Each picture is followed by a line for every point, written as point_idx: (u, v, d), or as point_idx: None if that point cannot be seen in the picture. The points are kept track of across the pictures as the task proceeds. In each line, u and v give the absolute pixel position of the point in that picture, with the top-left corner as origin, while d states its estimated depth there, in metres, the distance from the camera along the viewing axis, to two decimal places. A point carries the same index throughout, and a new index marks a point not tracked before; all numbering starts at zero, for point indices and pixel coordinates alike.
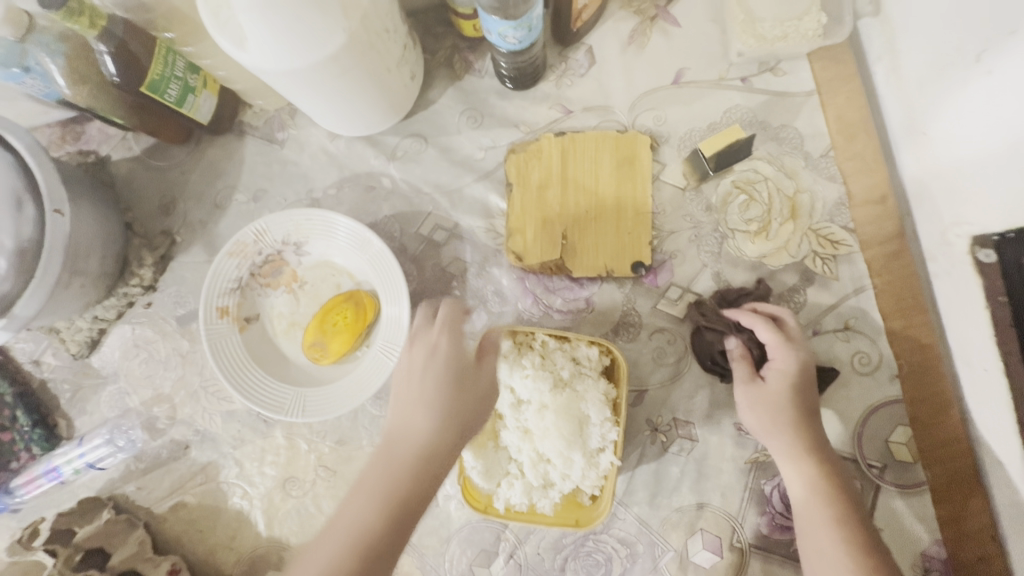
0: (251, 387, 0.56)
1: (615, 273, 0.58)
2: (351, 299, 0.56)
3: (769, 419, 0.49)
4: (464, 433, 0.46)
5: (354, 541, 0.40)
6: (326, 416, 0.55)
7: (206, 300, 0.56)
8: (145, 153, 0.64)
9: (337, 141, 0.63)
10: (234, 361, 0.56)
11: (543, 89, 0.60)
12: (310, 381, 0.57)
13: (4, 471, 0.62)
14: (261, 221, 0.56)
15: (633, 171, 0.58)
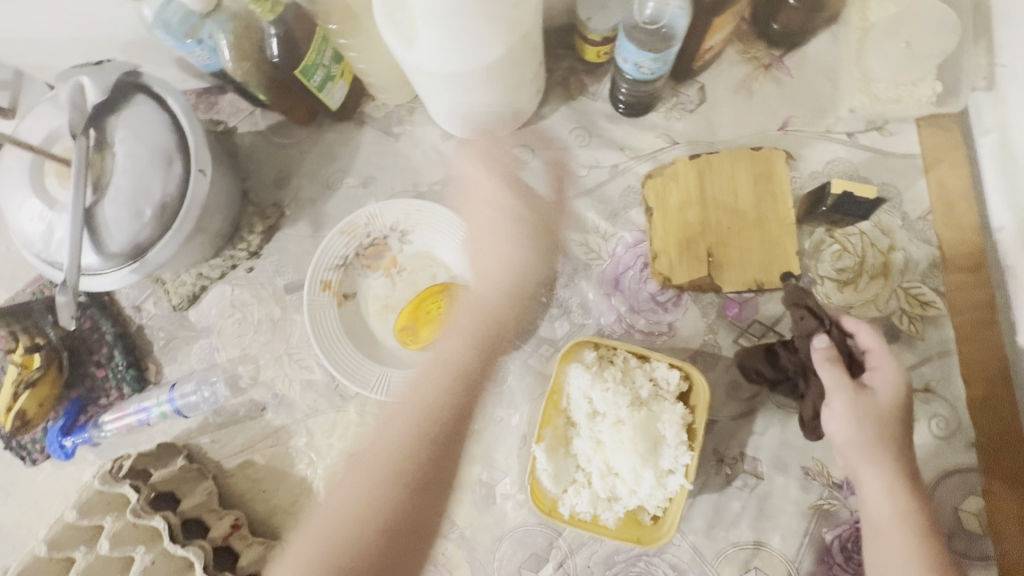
0: (343, 361, 0.58)
1: (765, 286, 0.59)
2: (449, 290, 0.59)
3: (874, 442, 0.48)
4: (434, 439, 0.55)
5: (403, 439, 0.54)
6: (409, 397, 0.57)
7: (313, 273, 0.59)
8: (270, 129, 0.69)
9: (449, 141, 0.66)
10: (330, 334, 0.59)
11: (652, 118, 0.63)
12: (396, 363, 0.59)
13: (95, 406, 0.66)
14: (375, 206, 0.60)
15: (737, 205, 0.60)
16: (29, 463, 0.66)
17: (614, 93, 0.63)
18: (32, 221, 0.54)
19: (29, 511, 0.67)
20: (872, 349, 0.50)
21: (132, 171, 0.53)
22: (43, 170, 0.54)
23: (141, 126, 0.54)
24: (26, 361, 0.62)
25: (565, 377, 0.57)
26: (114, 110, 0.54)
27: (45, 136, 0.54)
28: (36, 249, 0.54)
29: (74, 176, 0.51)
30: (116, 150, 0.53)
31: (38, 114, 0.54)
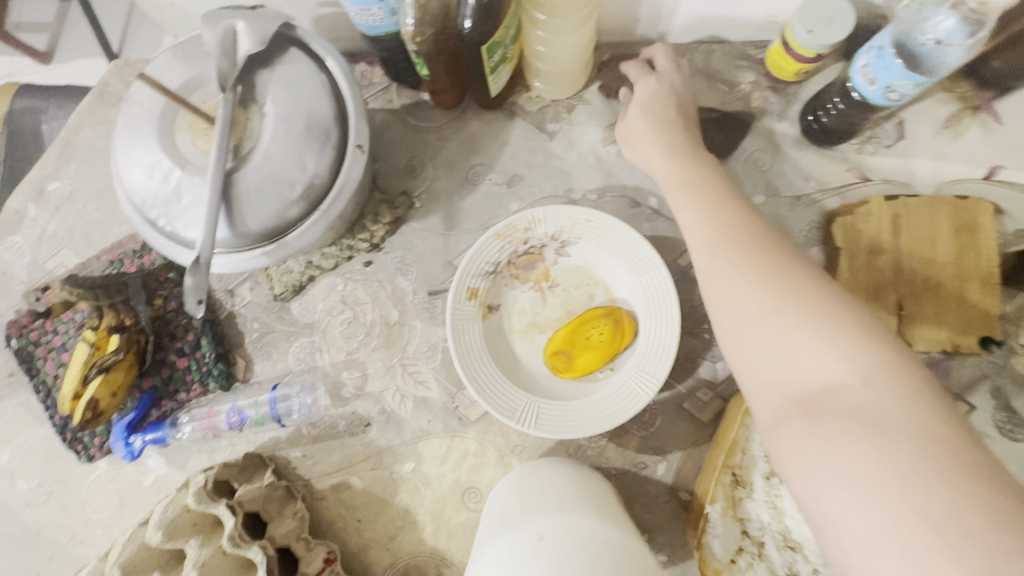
0: (486, 384, 0.50)
1: (961, 349, 0.53)
2: (612, 315, 0.51)
3: (784, 308, 0.37)
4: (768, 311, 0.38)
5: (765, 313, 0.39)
6: (561, 434, 0.49)
7: (461, 277, 0.51)
8: (405, 108, 0.61)
9: (610, 147, 0.59)
10: (472, 350, 0.51)
11: (843, 149, 0.57)
12: (542, 391, 0.52)
13: (170, 400, 0.57)
14: (539, 209, 0.52)
15: (934, 256, 0.54)
16: (84, 459, 0.57)
17: (808, 111, 0.56)
18: (153, 180, 0.45)
19: (72, 515, 0.58)
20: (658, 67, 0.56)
21: (285, 138, 0.45)
22: (174, 122, 0.45)
23: (299, 88, 0.46)
24: (100, 342, 0.52)
25: (742, 431, 0.50)
26: (267, 63, 0.47)
27: (182, 81, 0.46)
28: (151, 213, 0.46)
29: (218, 134, 0.44)
30: (267, 109, 0.45)
31: (174, 56, 0.47)
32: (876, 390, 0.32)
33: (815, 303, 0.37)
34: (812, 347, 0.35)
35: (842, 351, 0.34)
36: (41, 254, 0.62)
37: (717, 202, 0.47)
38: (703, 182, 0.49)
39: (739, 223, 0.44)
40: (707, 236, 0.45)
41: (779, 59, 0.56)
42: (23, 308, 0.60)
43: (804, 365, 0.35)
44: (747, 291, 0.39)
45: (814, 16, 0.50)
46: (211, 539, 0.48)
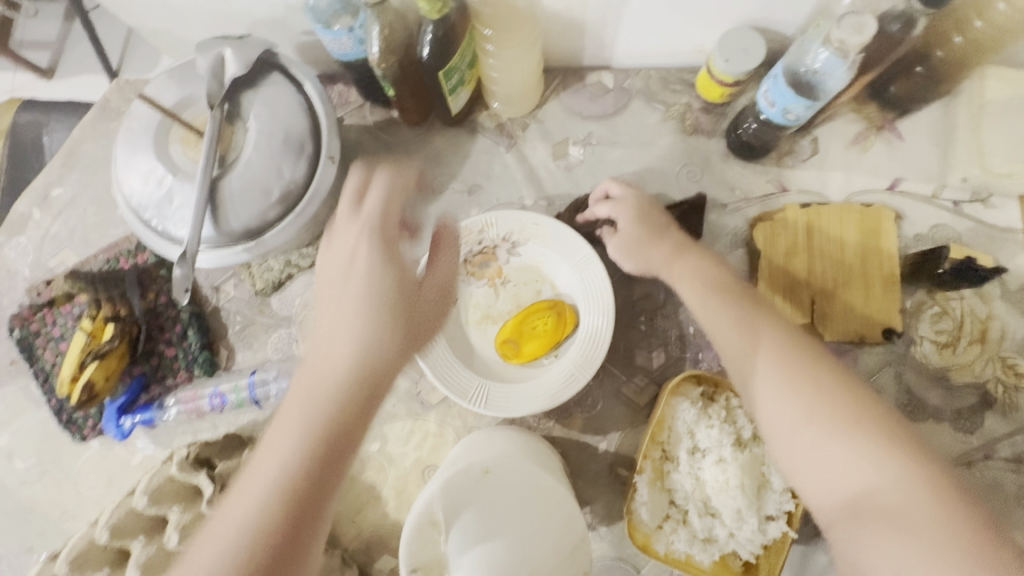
0: (442, 368, 0.57)
1: (866, 340, 0.60)
2: (555, 307, 0.58)
3: (839, 428, 0.41)
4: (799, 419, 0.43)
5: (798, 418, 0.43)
6: (508, 413, 0.55)
7: (421, 274, 0.58)
8: (377, 125, 0.68)
9: (560, 160, 0.66)
10: (430, 338, 0.57)
11: (764, 163, 0.64)
12: (493, 376, 0.58)
13: (158, 385, 0.62)
14: (491, 214, 0.59)
15: (842, 257, 0.61)
16: (77, 439, 0.63)
17: (733, 129, 0.64)
18: (147, 185, 0.52)
19: (65, 491, 0.63)
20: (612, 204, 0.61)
21: (265, 149, 0.52)
22: (168, 135, 0.52)
23: (278, 106, 0.53)
24: (97, 331, 0.59)
25: (670, 411, 0.56)
26: (251, 85, 0.53)
27: (176, 100, 0.53)
28: (146, 214, 0.52)
29: (206, 146, 0.50)
30: (249, 124, 0.52)
31: (170, 78, 0.54)
32: (903, 494, 0.38)
33: (862, 416, 0.41)
34: (867, 457, 0.39)
35: (873, 459, 0.39)
36: (44, 253, 0.68)
37: (741, 309, 0.50)
38: (721, 296, 0.52)
39: (769, 331, 0.47)
40: (743, 343, 0.48)
41: (706, 83, 0.63)
42: (25, 302, 0.66)
43: (823, 462, 0.41)
44: (789, 399, 0.43)
45: (730, 47, 0.58)
46: (191, 506, 0.54)
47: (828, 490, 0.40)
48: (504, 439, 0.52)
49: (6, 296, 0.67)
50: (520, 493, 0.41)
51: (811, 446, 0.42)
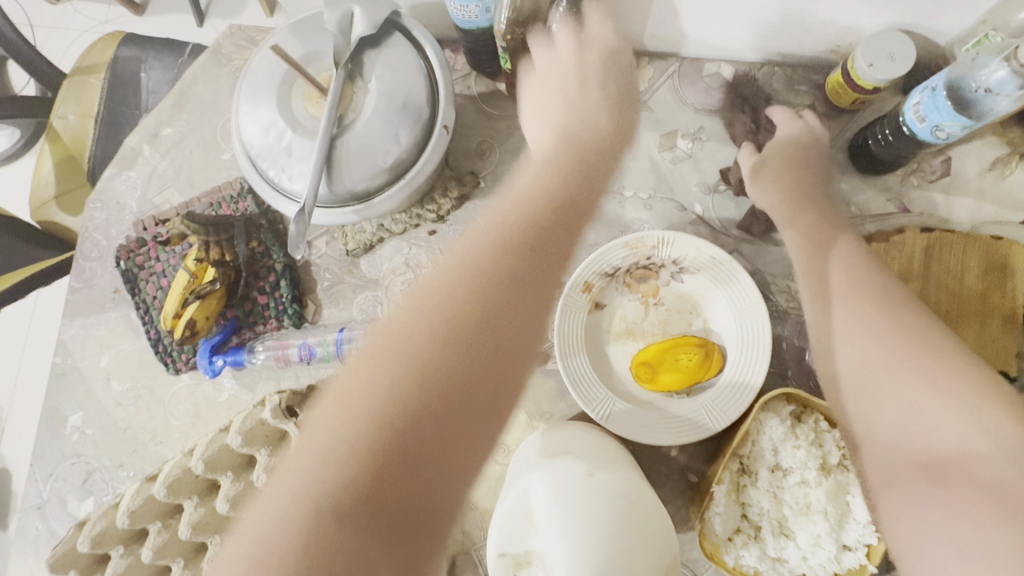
0: (577, 374, 0.56)
1: None
2: (704, 346, 0.57)
3: (959, 419, 0.40)
4: (981, 409, 0.40)
5: (947, 394, 0.42)
6: (628, 435, 0.55)
7: (581, 272, 0.56)
8: (481, 96, 0.67)
9: (666, 153, 0.64)
10: (570, 340, 0.56)
11: (887, 179, 0.60)
12: (622, 391, 0.57)
13: (250, 331, 0.65)
14: (672, 233, 0.57)
15: (959, 290, 0.56)
16: (171, 371, 0.66)
17: (857, 139, 0.60)
18: (266, 137, 0.52)
19: (155, 417, 0.67)
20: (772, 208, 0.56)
21: (385, 112, 0.51)
22: (291, 88, 0.53)
23: (400, 67, 0.53)
24: (199, 273, 0.60)
25: (756, 425, 0.55)
26: (374, 45, 0.53)
27: (302, 53, 0.53)
28: (263, 164, 0.53)
29: (329, 104, 0.51)
30: (371, 85, 0.52)
31: (296, 30, 0.54)
32: (984, 456, 0.38)
33: (991, 415, 0.40)
34: (943, 424, 0.41)
35: (1005, 446, 0.38)
36: (151, 190, 0.70)
37: (922, 344, 0.45)
38: (868, 313, 0.48)
39: (915, 338, 0.45)
40: (882, 375, 0.45)
41: (837, 87, 0.59)
42: (132, 236, 0.69)
43: (943, 445, 0.40)
44: (932, 399, 0.42)
45: (877, 49, 0.53)
46: (278, 450, 0.56)
47: (905, 443, 0.42)
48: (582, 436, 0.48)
49: (113, 227, 0.70)
50: (621, 508, 0.40)
51: (908, 425, 0.43)
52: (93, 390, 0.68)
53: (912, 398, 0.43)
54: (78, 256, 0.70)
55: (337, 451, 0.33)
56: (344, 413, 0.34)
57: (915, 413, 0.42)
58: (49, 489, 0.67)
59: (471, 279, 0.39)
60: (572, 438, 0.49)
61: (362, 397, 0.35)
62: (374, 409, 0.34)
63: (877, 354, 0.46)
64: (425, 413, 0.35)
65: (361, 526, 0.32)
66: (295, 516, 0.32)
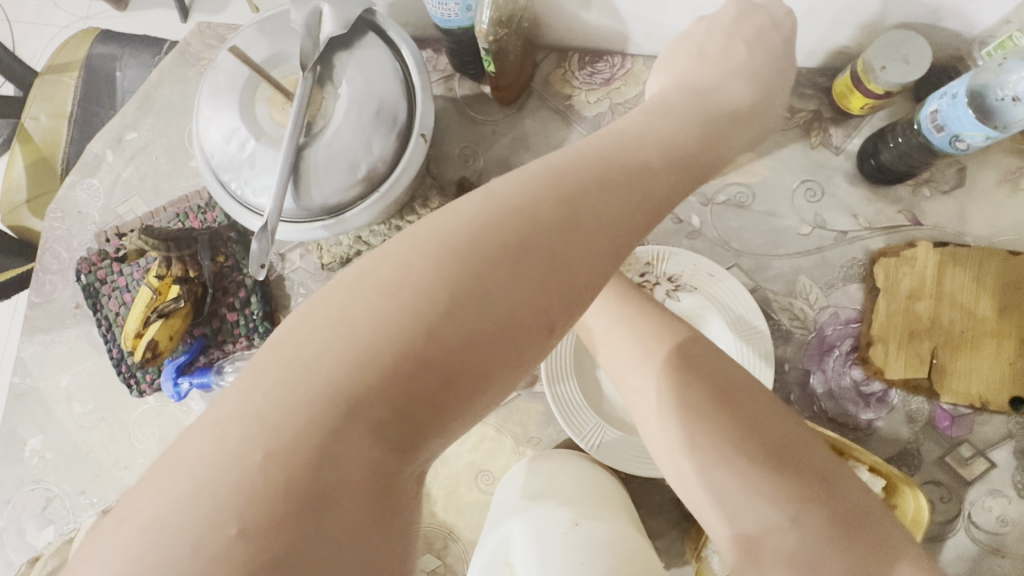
0: (564, 400, 0.52)
1: (990, 407, 0.52)
2: None
3: (713, 468, 0.38)
4: (743, 450, 0.38)
5: (724, 448, 0.38)
6: (620, 464, 0.52)
7: None
8: (464, 99, 0.62)
9: None
10: (558, 363, 0.53)
11: (898, 189, 0.57)
12: (613, 417, 0.53)
13: (218, 350, 0.61)
14: (668, 248, 0.54)
15: (975, 308, 0.53)
16: (135, 393, 0.62)
17: (865, 148, 0.56)
18: (228, 146, 0.48)
19: (119, 441, 0.63)
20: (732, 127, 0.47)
21: (356, 119, 0.47)
22: (254, 93, 0.49)
23: (373, 70, 0.49)
24: (162, 289, 0.57)
25: None
26: (346, 46, 0.49)
27: (267, 54, 0.49)
28: (225, 176, 0.49)
29: (295, 112, 0.47)
30: (341, 90, 0.48)
31: (261, 29, 0.50)
32: (798, 525, 0.35)
33: (749, 457, 0.37)
34: (728, 484, 0.37)
35: (765, 493, 0.36)
36: (113, 199, 0.66)
37: (685, 386, 0.41)
38: (678, 384, 0.41)
39: (696, 387, 0.41)
40: (670, 437, 0.40)
41: (845, 91, 0.55)
42: (93, 247, 0.65)
43: (727, 503, 0.37)
44: (720, 458, 0.38)
45: (889, 51, 0.49)
46: None
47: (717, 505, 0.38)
48: (569, 475, 0.45)
49: (75, 238, 0.66)
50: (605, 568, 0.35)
51: (719, 498, 0.38)
52: (53, 411, 0.64)
53: (680, 453, 0.40)
54: (38, 269, 0.66)
55: (282, 413, 0.25)
56: (313, 351, 0.26)
57: (707, 476, 0.38)
58: (7, 515, 0.63)
59: (528, 204, 0.29)
60: (558, 473, 0.45)
61: (373, 287, 0.27)
62: (351, 354, 0.25)
63: (686, 421, 0.40)
64: (431, 386, 0.26)
65: (321, 505, 0.24)
66: (211, 476, 0.24)
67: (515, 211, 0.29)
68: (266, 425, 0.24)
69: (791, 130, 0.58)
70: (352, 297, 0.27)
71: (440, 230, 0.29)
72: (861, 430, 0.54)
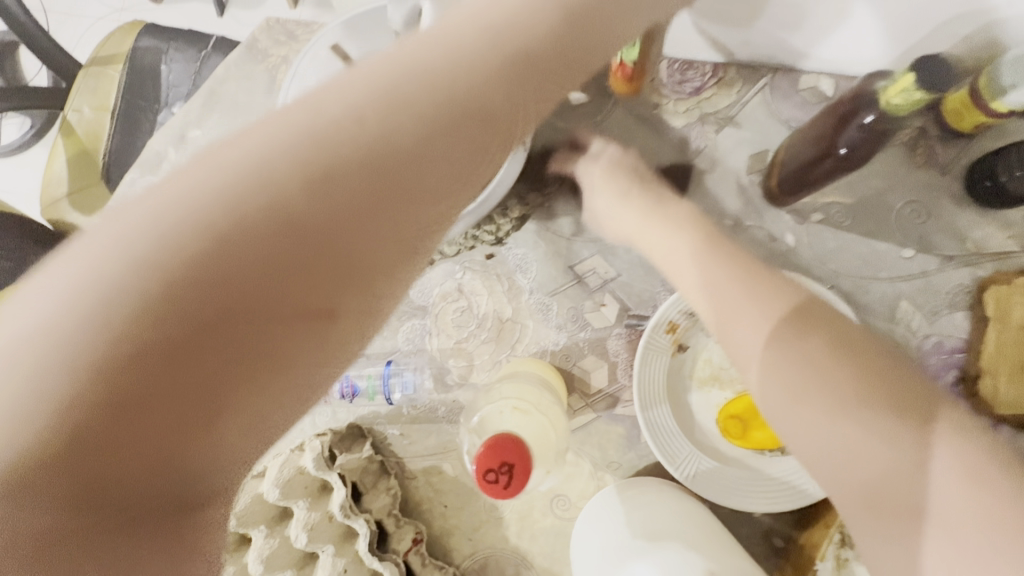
0: (658, 426, 0.50)
1: None
2: None
3: (826, 423, 0.32)
4: (864, 402, 0.32)
5: (844, 404, 0.32)
6: (713, 497, 0.49)
7: (666, 312, 0.50)
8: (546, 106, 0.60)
9: (754, 176, 0.57)
10: (651, 387, 0.50)
11: (1009, 213, 0.54)
12: (706, 445, 0.51)
13: None
14: None
15: None
16: None
17: (978, 170, 0.53)
18: None
19: None
20: (867, 143, 0.43)
21: None
22: None
23: None
24: None
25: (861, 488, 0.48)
26: None
27: (360, 54, 0.47)
28: None
29: None
30: None
31: (354, 28, 0.48)
32: (930, 469, 0.29)
33: (852, 401, 0.32)
34: (858, 444, 0.31)
35: (886, 439, 0.31)
36: None
37: (797, 355, 0.35)
38: (771, 331, 0.36)
39: (807, 348, 0.35)
40: (787, 405, 0.34)
41: (958, 107, 0.51)
42: None
43: (857, 460, 0.31)
44: (836, 409, 0.32)
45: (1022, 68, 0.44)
46: (318, 504, 0.50)
47: (832, 469, 0.32)
48: (682, 507, 0.42)
49: None
50: None
51: (833, 459, 0.32)
52: None
53: (783, 405, 0.34)
54: None
55: (33, 344, 0.22)
56: (127, 229, 0.23)
57: (828, 438, 0.32)
58: None
59: (396, 90, 0.27)
60: (670, 508, 0.42)
61: (209, 159, 0.25)
62: (174, 238, 0.23)
63: (795, 386, 0.34)
64: (239, 269, 0.23)
65: (118, 427, 0.23)
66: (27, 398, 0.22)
67: (326, 180, 0.25)
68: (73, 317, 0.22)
69: (895, 148, 0.55)
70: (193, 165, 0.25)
71: (281, 115, 0.26)
72: None
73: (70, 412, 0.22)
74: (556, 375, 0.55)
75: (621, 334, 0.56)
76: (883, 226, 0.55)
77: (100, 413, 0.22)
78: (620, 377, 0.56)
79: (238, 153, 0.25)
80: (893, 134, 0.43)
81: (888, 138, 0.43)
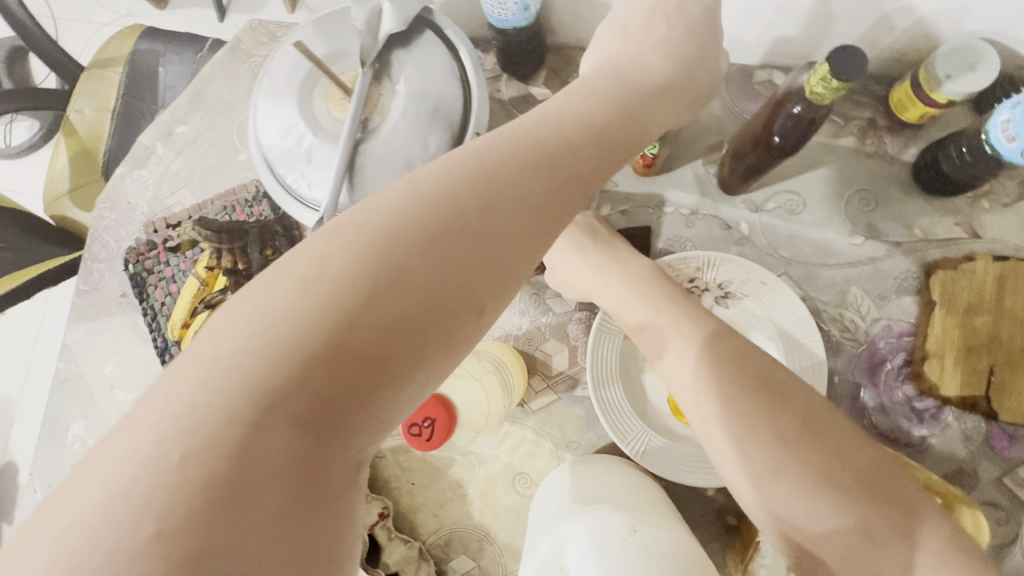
0: (608, 405, 0.52)
1: None
2: None
3: (785, 492, 0.36)
4: (826, 475, 0.35)
5: (815, 476, 0.35)
6: (661, 473, 0.50)
7: None
8: (511, 101, 0.62)
9: (710, 166, 0.59)
10: (603, 367, 0.52)
11: (955, 201, 0.55)
12: (656, 423, 0.53)
13: None
14: (719, 255, 0.52)
15: None
16: None
17: (924, 159, 0.55)
18: (285, 140, 0.49)
19: None
20: (796, 129, 0.45)
21: (413, 117, 0.47)
22: (313, 89, 0.49)
23: (430, 68, 0.49)
24: (210, 281, 0.59)
25: None
26: (405, 45, 0.49)
27: (327, 51, 0.50)
28: (281, 169, 0.49)
29: (353, 106, 0.47)
30: (398, 87, 0.48)
31: (321, 27, 0.51)
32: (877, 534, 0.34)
33: (810, 471, 0.35)
34: (815, 510, 0.35)
35: (847, 510, 0.34)
36: (162, 191, 0.67)
37: (767, 428, 0.37)
38: (731, 403, 0.38)
39: (780, 425, 0.37)
40: (751, 476, 0.37)
41: (903, 99, 0.54)
42: (141, 238, 0.66)
43: (813, 522, 0.35)
44: (801, 484, 0.35)
45: (957, 60, 0.48)
46: None
47: (786, 526, 0.36)
48: (617, 480, 0.44)
49: (123, 228, 0.67)
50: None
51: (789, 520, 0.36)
52: (95, 397, 0.65)
53: (745, 475, 0.37)
54: (86, 258, 0.67)
55: (185, 400, 0.24)
56: (271, 306, 0.26)
57: (790, 506, 0.36)
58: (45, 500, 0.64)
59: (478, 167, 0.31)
60: (605, 478, 0.44)
61: (347, 230, 0.28)
62: (298, 307, 0.26)
63: (761, 461, 0.36)
64: (366, 334, 0.26)
65: (241, 495, 0.24)
66: (154, 474, 0.23)
67: (444, 254, 0.28)
68: (206, 382, 0.25)
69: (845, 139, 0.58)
70: (322, 247, 0.28)
71: (396, 193, 0.30)
72: (913, 447, 0.52)
73: (207, 472, 0.23)
74: (517, 358, 0.58)
75: (580, 319, 0.59)
76: (834, 214, 0.57)
77: (240, 487, 0.24)
78: (580, 360, 0.59)
79: (354, 228, 0.28)
80: (821, 124, 0.44)
81: (815, 126, 0.44)
